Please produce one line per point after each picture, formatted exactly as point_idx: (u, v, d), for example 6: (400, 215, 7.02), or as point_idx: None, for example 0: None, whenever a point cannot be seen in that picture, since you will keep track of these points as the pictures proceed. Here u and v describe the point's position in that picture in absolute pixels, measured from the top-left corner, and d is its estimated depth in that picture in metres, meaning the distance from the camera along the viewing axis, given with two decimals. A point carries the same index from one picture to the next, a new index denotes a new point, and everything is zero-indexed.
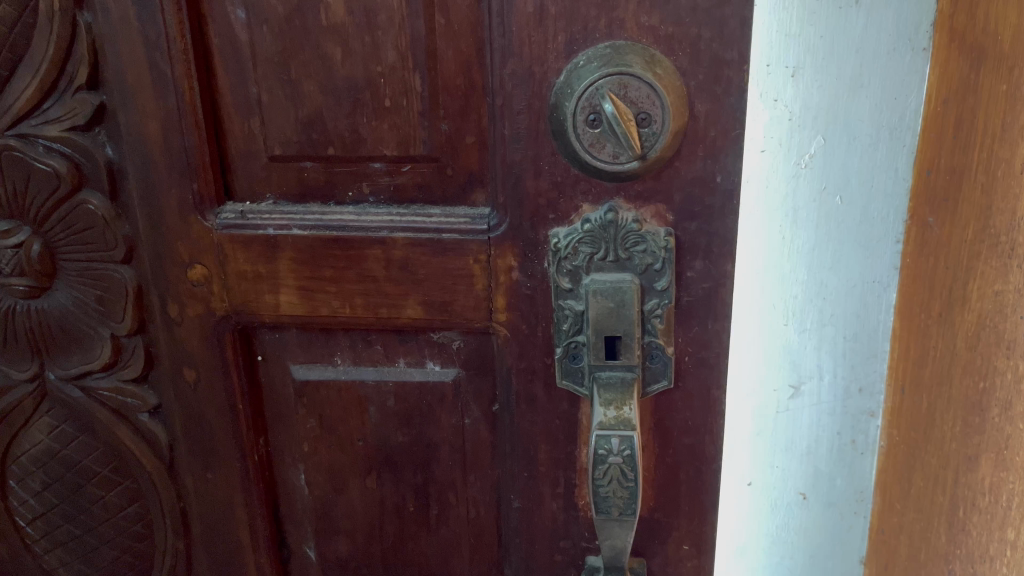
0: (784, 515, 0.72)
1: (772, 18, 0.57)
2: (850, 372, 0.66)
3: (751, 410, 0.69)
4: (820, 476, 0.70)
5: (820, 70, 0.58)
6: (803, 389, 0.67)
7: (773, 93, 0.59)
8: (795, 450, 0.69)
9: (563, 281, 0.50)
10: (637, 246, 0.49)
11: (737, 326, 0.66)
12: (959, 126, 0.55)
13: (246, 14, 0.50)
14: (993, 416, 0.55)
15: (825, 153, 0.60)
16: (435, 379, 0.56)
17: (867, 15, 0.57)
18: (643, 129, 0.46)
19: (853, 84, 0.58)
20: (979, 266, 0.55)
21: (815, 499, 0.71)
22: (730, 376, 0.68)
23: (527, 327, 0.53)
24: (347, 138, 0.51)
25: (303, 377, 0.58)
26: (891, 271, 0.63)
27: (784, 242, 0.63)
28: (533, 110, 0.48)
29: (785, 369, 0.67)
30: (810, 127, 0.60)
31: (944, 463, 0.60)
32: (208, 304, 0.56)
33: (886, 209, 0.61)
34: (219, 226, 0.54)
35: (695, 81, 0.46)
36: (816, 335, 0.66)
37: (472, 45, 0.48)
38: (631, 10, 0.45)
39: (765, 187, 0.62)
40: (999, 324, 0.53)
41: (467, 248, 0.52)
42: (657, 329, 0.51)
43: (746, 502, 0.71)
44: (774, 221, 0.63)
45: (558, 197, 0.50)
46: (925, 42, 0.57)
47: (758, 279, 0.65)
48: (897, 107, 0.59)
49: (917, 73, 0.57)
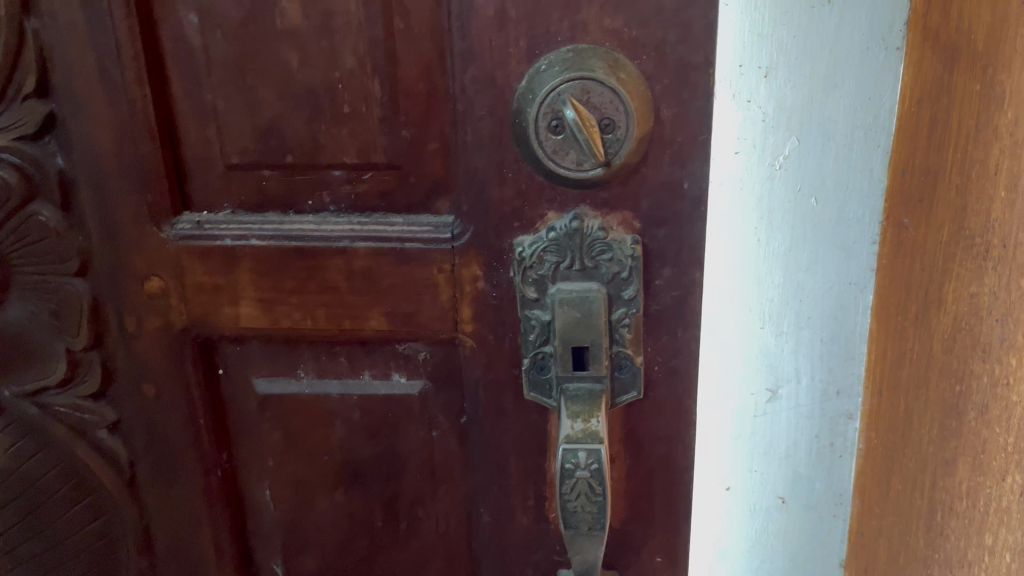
0: (763, 519, 0.71)
1: (744, 17, 0.56)
2: (827, 375, 0.66)
3: (728, 414, 0.67)
4: (799, 479, 0.69)
5: (793, 70, 0.57)
6: (780, 393, 0.66)
7: (746, 94, 0.58)
8: (773, 454, 0.68)
9: (529, 291, 0.49)
10: (604, 255, 0.48)
11: (712, 329, 0.65)
12: (932, 123, 0.54)
13: (198, 19, 0.48)
14: (967, 419, 0.54)
15: (800, 154, 0.59)
16: (401, 392, 0.55)
17: (840, 15, 0.56)
18: (607, 135, 0.44)
19: (826, 84, 0.57)
20: (954, 268, 0.54)
21: (794, 503, 0.70)
22: (706, 380, 0.67)
23: (494, 337, 0.52)
24: (306, 145, 0.50)
25: (266, 391, 0.57)
26: (868, 272, 0.62)
27: (759, 245, 0.62)
28: (496, 116, 0.47)
29: (762, 372, 0.66)
30: (784, 128, 0.59)
31: (922, 465, 0.59)
32: (166, 316, 0.54)
33: (861, 210, 0.61)
34: (175, 237, 0.52)
35: (661, 85, 0.45)
36: (793, 337, 0.65)
37: (433, 49, 0.47)
38: (594, 12, 0.44)
39: (739, 189, 0.60)
40: (975, 325, 0.52)
41: (431, 257, 0.50)
42: (626, 339, 0.50)
43: (725, 507, 0.70)
44: (749, 223, 0.61)
45: (523, 205, 0.48)
46: (898, 40, 0.56)
47: (733, 282, 0.63)
48: (871, 107, 0.58)
49: (890, 72, 0.57)
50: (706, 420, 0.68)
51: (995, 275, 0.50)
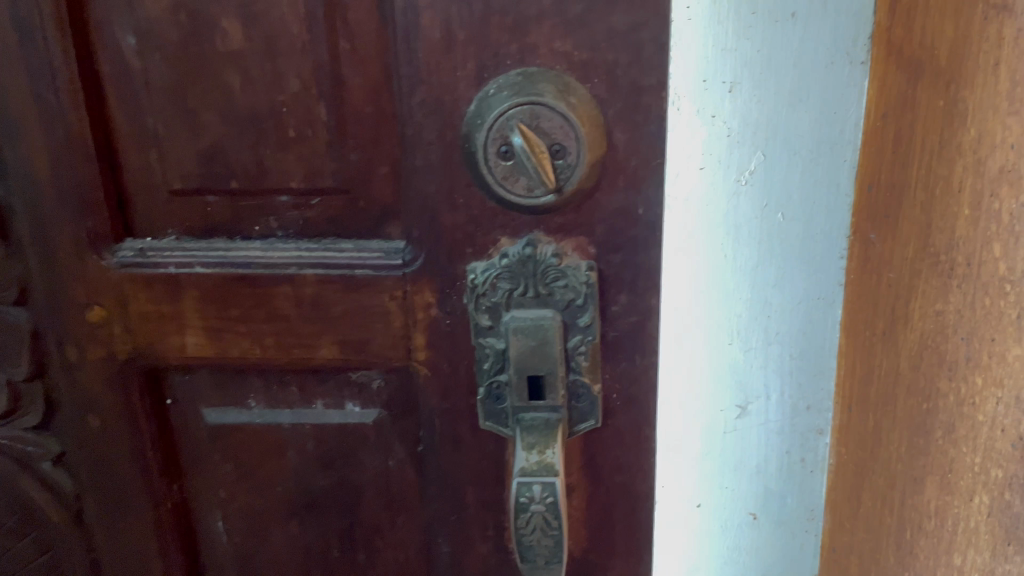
0: (732, 538, 0.68)
1: (708, 29, 0.53)
2: (796, 390, 0.63)
3: (697, 435, 0.64)
4: (768, 496, 0.67)
5: (758, 85, 0.55)
6: (749, 412, 0.64)
7: (711, 110, 0.55)
8: (741, 473, 0.66)
9: (482, 319, 0.48)
10: (558, 282, 0.47)
11: (679, 350, 0.62)
12: (896, 140, 0.53)
13: (137, 41, 0.46)
14: (937, 437, 0.53)
15: (767, 170, 0.57)
16: (356, 421, 0.54)
17: (804, 28, 0.53)
18: (558, 161, 0.43)
19: (790, 100, 0.55)
20: (918, 286, 0.53)
21: (764, 520, 0.68)
22: (673, 401, 0.64)
23: (449, 366, 0.50)
24: (251, 170, 0.48)
25: (217, 421, 0.55)
26: (835, 286, 0.60)
27: (726, 260, 0.59)
28: (445, 141, 0.45)
29: (731, 390, 0.63)
30: (749, 143, 0.56)
31: (891, 481, 0.58)
32: (110, 346, 0.52)
33: (827, 224, 0.59)
34: (118, 266, 0.50)
35: (614, 109, 0.44)
36: (760, 357, 0.62)
37: (380, 71, 0.46)
38: (545, 34, 0.42)
39: (705, 207, 0.58)
40: (940, 343, 0.51)
41: (382, 285, 0.49)
42: (582, 367, 0.48)
43: (692, 528, 0.67)
44: (715, 239, 0.59)
45: (475, 230, 0.47)
46: (862, 55, 0.54)
47: (701, 301, 0.60)
48: (835, 122, 0.56)
49: (854, 88, 0.55)
50: (675, 443, 0.65)
51: (961, 293, 0.49)
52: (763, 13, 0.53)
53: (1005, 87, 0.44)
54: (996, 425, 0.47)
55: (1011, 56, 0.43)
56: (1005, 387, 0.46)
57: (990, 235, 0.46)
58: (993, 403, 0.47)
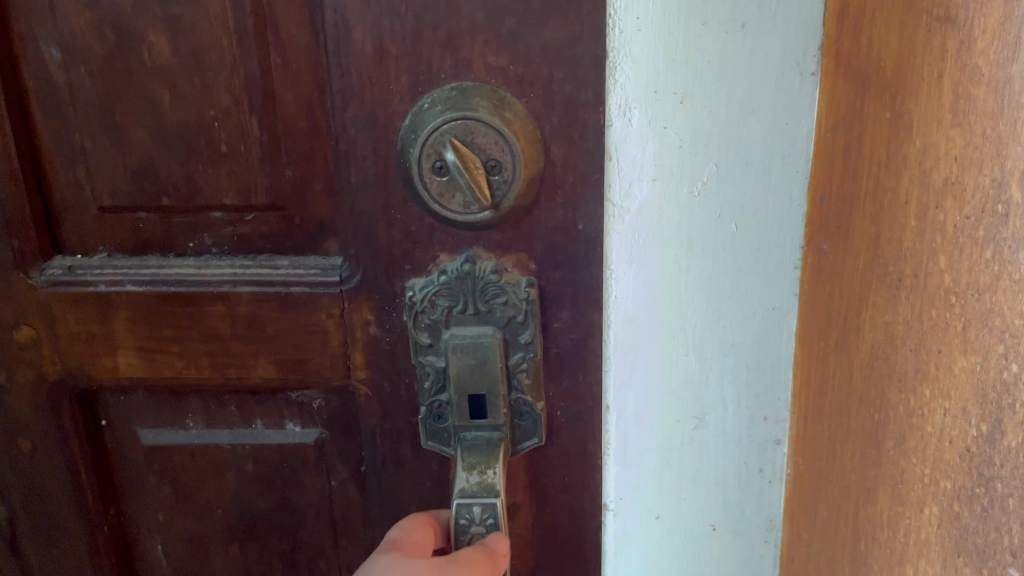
0: (690, 554, 0.49)
1: (654, 11, 0.39)
2: (754, 397, 0.46)
3: (651, 453, 0.47)
4: (729, 506, 0.48)
5: (713, 94, 0.40)
6: (707, 425, 0.46)
7: (659, 122, 0.40)
8: (699, 489, 0.48)
9: (422, 337, 0.47)
10: (498, 298, 0.46)
11: (626, 376, 0.46)
12: (851, 157, 0.38)
13: (61, 54, 0.45)
14: (890, 452, 0.37)
15: (723, 182, 0.41)
16: (295, 442, 0.53)
17: (755, 39, 0.39)
18: (494, 177, 0.42)
19: (739, 108, 0.40)
20: (868, 299, 0.38)
21: (729, 532, 0.48)
22: (623, 431, 0.47)
23: (389, 385, 0.49)
24: (182, 186, 0.47)
25: (152, 442, 0.53)
26: (789, 296, 0.43)
27: (675, 282, 0.43)
28: (378, 156, 0.44)
29: (686, 396, 0.46)
30: (696, 154, 0.41)
31: (847, 490, 0.41)
32: (39, 367, 0.50)
33: (781, 235, 0.42)
34: (44, 284, 0.49)
35: (549, 124, 0.43)
36: (716, 363, 0.45)
37: (313, 86, 0.45)
38: (477, 50, 0.42)
39: (655, 216, 0.42)
40: (888, 357, 0.37)
41: (318, 303, 0.48)
42: (524, 385, 0.48)
43: (651, 548, 0.49)
44: (660, 266, 0.43)
45: (413, 247, 0.46)
46: (814, 63, 0.39)
47: (652, 316, 0.44)
48: (784, 134, 0.40)
49: (807, 98, 0.40)
50: (622, 459, 0.48)
51: (909, 304, 0.35)
52: (712, 17, 0.38)
53: (948, 100, 0.31)
54: (942, 437, 0.34)
55: (955, 71, 0.30)
56: (951, 400, 0.33)
57: (987, 286, 0.30)
58: (941, 414, 0.34)
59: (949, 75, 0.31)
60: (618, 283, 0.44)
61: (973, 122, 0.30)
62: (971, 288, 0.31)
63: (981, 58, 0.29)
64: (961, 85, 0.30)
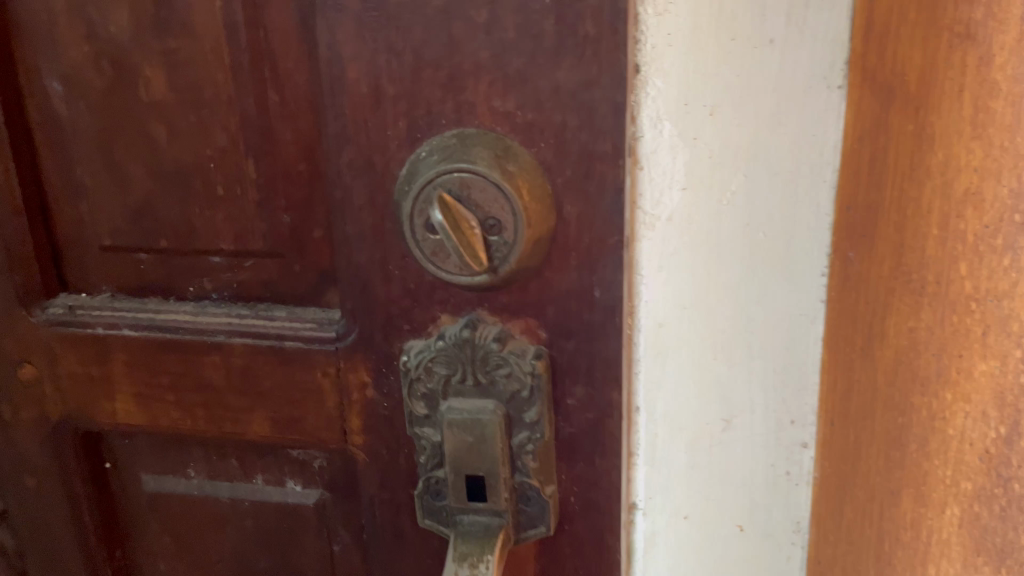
0: (718, 556, 0.43)
1: (681, 18, 0.35)
2: (788, 412, 0.40)
3: (680, 455, 0.41)
4: (756, 509, 0.41)
5: (744, 99, 0.35)
6: (735, 431, 0.40)
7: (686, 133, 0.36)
8: (724, 498, 0.42)
9: (418, 407, 0.42)
10: (499, 369, 0.40)
11: (655, 382, 0.40)
12: (874, 167, 0.33)
13: (62, 87, 0.43)
14: (912, 454, 0.32)
15: (751, 190, 0.36)
16: (295, 502, 0.49)
17: (782, 52, 0.34)
18: (492, 237, 0.37)
19: (766, 117, 0.35)
20: (896, 304, 0.33)
21: (759, 535, 0.42)
22: (651, 433, 0.41)
23: (388, 452, 0.45)
24: (180, 228, 0.44)
25: (155, 488, 0.51)
26: (818, 303, 0.37)
27: (704, 289, 0.38)
28: (375, 206, 0.40)
29: (709, 398, 0.40)
30: (723, 164, 0.36)
31: (871, 493, 0.35)
32: (42, 406, 0.49)
33: (810, 240, 0.37)
34: (46, 322, 0.47)
35: (562, 176, 0.38)
36: (743, 368, 0.39)
37: (312, 126, 0.41)
38: (482, 91, 0.37)
39: (685, 224, 0.37)
40: (910, 365, 0.32)
41: (314, 359, 0.44)
42: (530, 468, 0.42)
43: (679, 546, 0.43)
44: (687, 271, 0.38)
45: (412, 305, 0.42)
46: (840, 77, 0.34)
47: (678, 320, 0.39)
48: (807, 146, 0.35)
49: (831, 112, 0.35)
50: (650, 460, 0.42)
51: (931, 310, 0.31)
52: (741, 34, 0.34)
53: (968, 111, 0.28)
54: (963, 441, 0.29)
55: (974, 85, 0.27)
56: (971, 403, 0.29)
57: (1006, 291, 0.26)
58: (961, 417, 0.29)
59: (968, 91, 0.27)
60: (643, 287, 0.39)
61: (992, 134, 0.26)
62: (992, 296, 0.27)
63: (998, 72, 0.26)
64: (980, 100, 0.27)
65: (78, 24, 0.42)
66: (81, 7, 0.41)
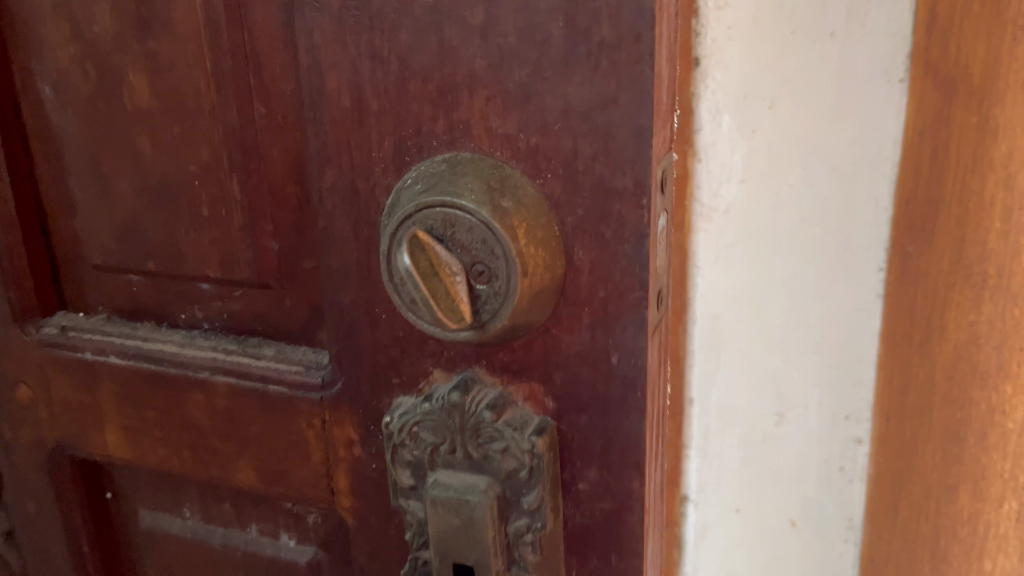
0: (767, 555, 0.35)
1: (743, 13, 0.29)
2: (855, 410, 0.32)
3: (732, 449, 0.34)
4: (811, 504, 0.34)
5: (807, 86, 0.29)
6: (788, 427, 0.33)
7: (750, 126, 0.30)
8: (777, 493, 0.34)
9: (402, 477, 0.34)
10: (493, 443, 0.31)
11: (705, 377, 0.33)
12: (938, 160, 0.27)
13: (52, 92, 0.40)
14: (970, 450, 0.27)
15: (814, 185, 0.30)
16: (288, 557, 0.44)
17: (844, 51, 0.28)
18: (479, 286, 0.28)
19: (827, 105, 0.29)
20: (954, 294, 0.27)
21: (814, 532, 0.34)
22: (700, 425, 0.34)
23: (376, 519, 0.38)
24: (165, 251, 0.40)
25: (149, 526, 0.48)
26: (875, 297, 0.30)
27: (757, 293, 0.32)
28: (361, 238, 0.33)
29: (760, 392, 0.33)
30: (782, 151, 0.30)
31: (927, 489, 0.29)
32: (38, 430, 0.46)
33: (875, 234, 0.30)
34: (39, 342, 0.45)
35: (574, 217, 0.28)
36: (799, 364, 0.32)
37: (297, 144, 0.36)
38: (477, 109, 0.29)
39: (742, 218, 0.31)
40: (972, 361, 0.27)
41: (296, 408, 0.38)
42: (529, 561, 0.33)
43: (727, 542, 0.35)
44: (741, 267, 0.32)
45: (401, 354, 0.34)
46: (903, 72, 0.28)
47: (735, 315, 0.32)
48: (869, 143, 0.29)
49: (891, 112, 0.29)
50: (701, 451, 0.35)
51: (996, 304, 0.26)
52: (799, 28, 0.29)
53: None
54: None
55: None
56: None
57: None
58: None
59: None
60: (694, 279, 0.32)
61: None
62: None
63: None
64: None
65: (64, 24, 0.38)
66: (67, 9, 0.38)
